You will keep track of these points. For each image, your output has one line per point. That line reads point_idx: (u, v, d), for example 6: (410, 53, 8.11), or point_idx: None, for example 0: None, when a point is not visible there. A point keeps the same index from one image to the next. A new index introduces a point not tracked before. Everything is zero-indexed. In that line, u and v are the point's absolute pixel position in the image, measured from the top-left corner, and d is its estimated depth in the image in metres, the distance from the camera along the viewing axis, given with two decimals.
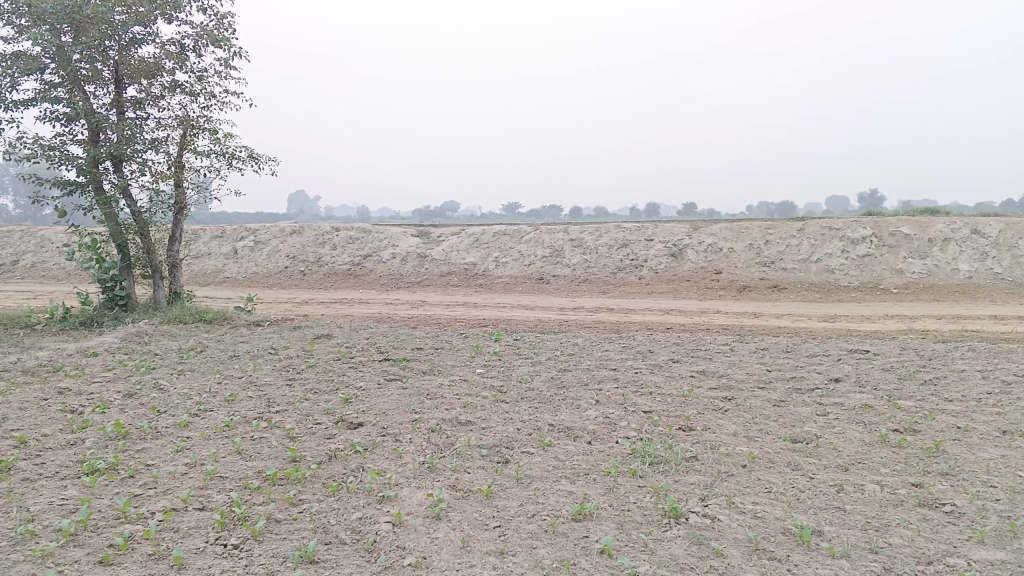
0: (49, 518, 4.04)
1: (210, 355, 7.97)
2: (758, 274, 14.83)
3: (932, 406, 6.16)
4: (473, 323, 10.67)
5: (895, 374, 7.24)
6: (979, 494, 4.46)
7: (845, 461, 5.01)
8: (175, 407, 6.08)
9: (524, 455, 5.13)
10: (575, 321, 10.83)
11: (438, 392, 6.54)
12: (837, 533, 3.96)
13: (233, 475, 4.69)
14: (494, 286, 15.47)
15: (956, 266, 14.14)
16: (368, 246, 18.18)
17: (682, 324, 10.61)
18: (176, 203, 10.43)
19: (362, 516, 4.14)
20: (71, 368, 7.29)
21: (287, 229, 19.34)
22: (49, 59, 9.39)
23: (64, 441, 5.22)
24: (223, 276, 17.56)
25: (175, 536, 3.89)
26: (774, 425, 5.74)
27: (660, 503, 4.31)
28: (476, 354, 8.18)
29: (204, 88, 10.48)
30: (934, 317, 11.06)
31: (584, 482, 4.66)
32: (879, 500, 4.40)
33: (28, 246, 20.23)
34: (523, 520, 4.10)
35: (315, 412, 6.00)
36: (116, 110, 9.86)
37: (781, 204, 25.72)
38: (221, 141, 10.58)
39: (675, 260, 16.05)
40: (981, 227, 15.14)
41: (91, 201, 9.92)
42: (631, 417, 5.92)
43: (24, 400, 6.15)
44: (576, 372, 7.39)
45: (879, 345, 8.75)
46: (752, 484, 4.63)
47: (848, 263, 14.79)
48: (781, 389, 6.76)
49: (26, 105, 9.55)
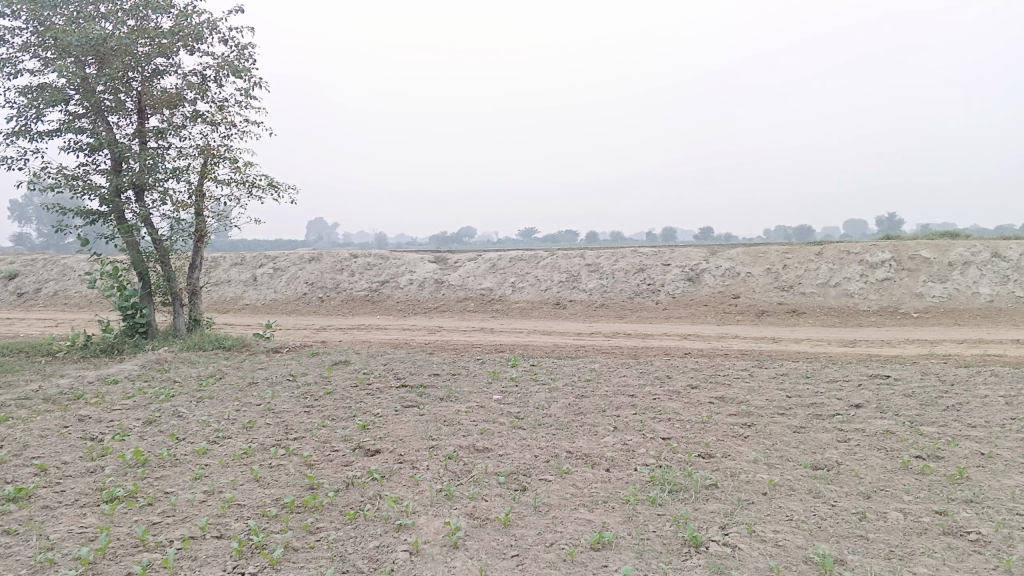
0: (68, 546, 4.06)
1: (228, 382, 8.01)
2: (776, 298, 14.76)
3: (955, 433, 6.08)
4: (490, 348, 10.67)
5: (917, 400, 7.16)
6: (1005, 522, 4.39)
7: (866, 489, 4.94)
8: (194, 434, 6.11)
9: (542, 483, 5.10)
10: (591, 347, 10.82)
11: (455, 419, 6.53)
12: (859, 562, 3.91)
13: (251, 503, 4.70)
14: (511, 311, 15.48)
15: (977, 290, 14.01)
16: (386, 273, 18.27)
17: (700, 349, 10.55)
18: (196, 231, 10.53)
19: (380, 545, 4.12)
20: (91, 395, 7.35)
21: (305, 257, 19.48)
22: (73, 91, 9.57)
23: (84, 469, 5.25)
24: (242, 303, 17.69)
25: (193, 564, 3.89)
26: (794, 451, 5.68)
27: (679, 531, 4.28)
28: (493, 380, 8.17)
29: (225, 118, 10.64)
30: (955, 341, 10.95)
31: (602, 511, 4.62)
32: (902, 528, 4.33)
33: (50, 275, 20.48)
34: (541, 549, 4.07)
35: (333, 439, 6.00)
36: (138, 140, 10.02)
37: (798, 228, 25.63)
38: (241, 170, 10.71)
39: (692, 285, 16.00)
40: (1002, 250, 15.00)
41: (113, 230, 10.04)
42: (649, 444, 5.88)
43: (44, 428, 6.19)
44: (594, 398, 7.36)
45: (899, 370, 8.66)
46: (772, 512, 4.58)
47: (867, 287, 14.68)
48: (800, 415, 6.70)
49: (51, 136, 9.73)
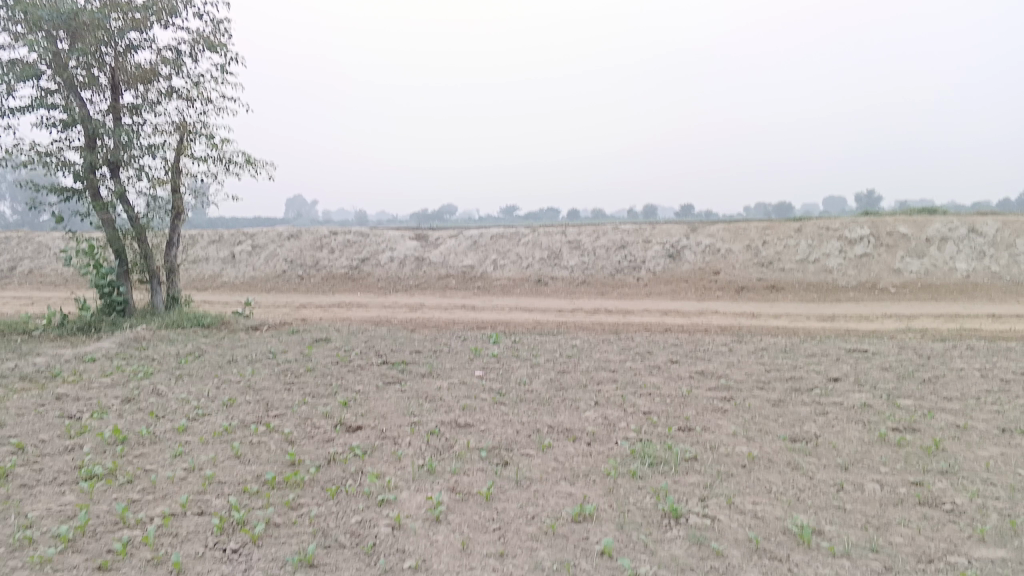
0: (47, 524, 4.03)
1: (208, 360, 7.95)
2: (756, 274, 14.85)
3: (931, 405, 6.16)
4: (471, 325, 10.67)
5: (894, 374, 7.25)
6: (979, 492, 4.46)
7: (844, 461, 5.00)
8: (174, 411, 6.07)
9: (523, 457, 5.12)
10: (572, 323, 10.84)
11: (437, 395, 6.54)
12: (837, 532, 3.96)
13: (232, 480, 4.68)
14: (493, 289, 15.47)
15: (954, 266, 14.16)
16: (366, 250, 18.16)
17: (681, 325, 10.59)
18: (173, 208, 10.40)
19: (362, 520, 4.13)
20: (68, 374, 7.28)
21: (284, 234, 19.32)
22: (45, 66, 9.38)
23: (62, 447, 5.21)
24: (221, 281, 17.56)
25: (174, 541, 3.88)
26: (773, 424, 5.73)
27: (660, 503, 4.31)
28: (475, 357, 8.17)
29: (201, 93, 10.47)
30: (931, 316, 11.07)
31: (583, 484, 4.65)
32: (878, 499, 4.39)
33: (25, 252, 20.20)
34: (522, 522, 4.09)
35: (314, 416, 5.99)
36: (113, 116, 9.85)
37: (778, 204, 25.75)
38: (218, 146, 10.57)
39: (672, 261, 16.05)
40: (979, 226, 15.14)
41: (88, 207, 9.90)
42: (630, 418, 5.91)
43: (21, 406, 6.13)
44: (575, 373, 7.38)
45: (877, 344, 8.76)
46: (751, 484, 4.63)
47: (846, 263, 14.80)
48: (779, 388, 6.77)
49: (23, 112, 9.54)
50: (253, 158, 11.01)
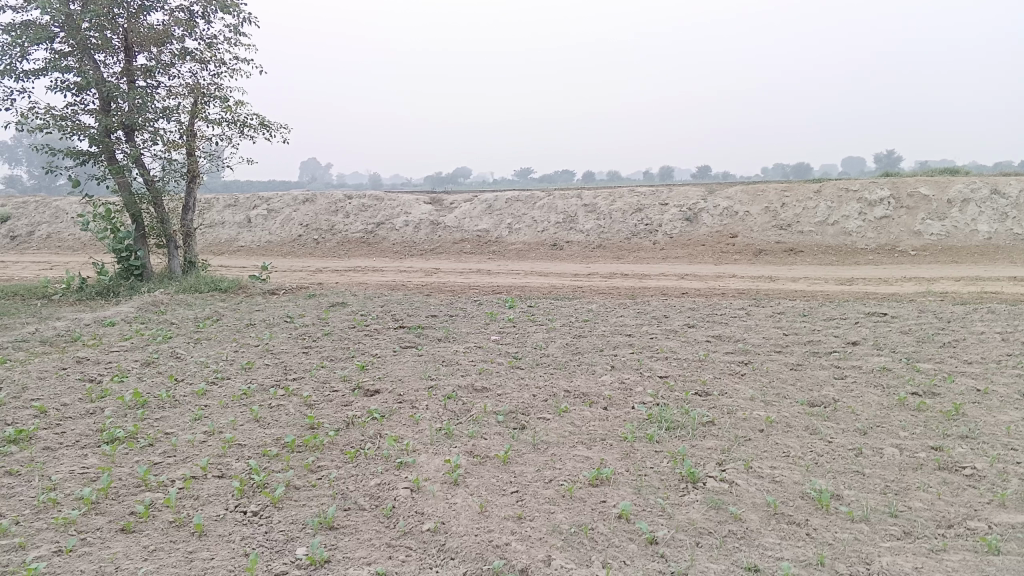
0: (71, 487, 4.08)
1: (225, 324, 7.99)
2: (774, 237, 14.73)
3: (951, 369, 6.11)
4: (486, 290, 10.65)
5: (913, 337, 7.18)
6: (999, 457, 4.43)
7: (863, 425, 4.97)
8: (193, 375, 6.12)
9: (540, 421, 5.12)
10: (588, 288, 10.80)
11: (454, 359, 6.55)
12: (856, 497, 3.95)
13: (251, 443, 4.72)
14: (508, 253, 15.43)
15: (976, 228, 13.97)
16: (381, 214, 18.12)
17: (698, 289, 10.53)
18: (188, 172, 10.38)
19: (380, 482, 4.15)
20: (88, 338, 7.34)
21: (299, 198, 19.29)
22: (58, 28, 9.33)
23: (84, 411, 5.26)
24: (238, 245, 17.61)
25: (196, 503, 3.92)
26: (791, 389, 5.71)
27: (677, 467, 4.31)
28: (490, 321, 8.16)
29: (214, 55, 10.40)
30: (952, 279, 10.93)
31: (601, 448, 4.66)
32: (898, 463, 4.37)
33: (43, 217, 20.30)
34: (540, 485, 4.11)
35: (332, 379, 6.02)
36: (126, 79, 9.80)
37: (796, 166, 25.41)
38: (232, 109, 10.52)
39: (689, 225, 15.91)
40: (1002, 187, 14.89)
41: (104, 171, 9.91)
42: (647, 382, 5.90)
43: (43, 370, 6.20)
44: (591, 337, 7.38)
45: (896, 308, 8.67)
46: (770, 448, 4.61)
47: (865, 225, 14.62)
48: (797, 352, 6.74)
49: (37, 75, 9.52)
50: (266, 122, 10.95)
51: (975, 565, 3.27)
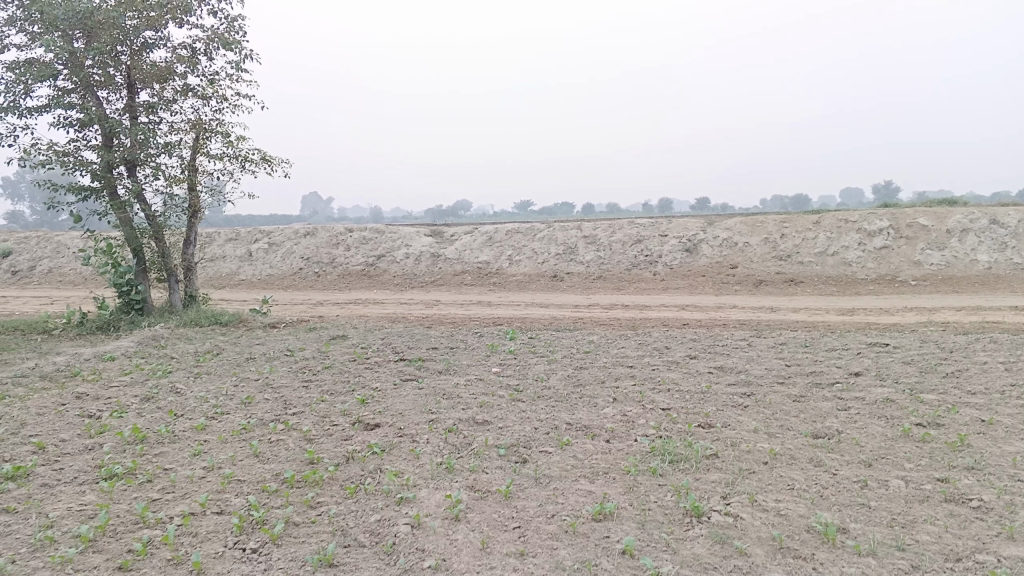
0: (68, 524, 4.04)
1: (226, 358, 7.97)
2: (774, 268, 14.74)
3: (955, 400, 6.08)
4: (487, 322, 10.64)
5: (916, 367, 7.15)
6: (1006, 489, 4.38)
7: (867, 457, 4.94)
8: (192, 410, 6.09)
9: (542, 455, 5.08)
10: (589, 319, 10.78)
11: (455, 392, 6.51)
12: (862, 530, 3.90)
13: (251, 479, 4.68)
14: (508, 285, 15.46)
15: (975, 257, 14.00)
16: (382, 247, 18.15)
17: (699, 320, 10.51)
18: (190, 207, 10.41)
19: (381, 518, 4.11)
20: (88, 373, 7.31)
21: (300, 231, 19.34)
22: (62, 66, 9.42)
23: (82, 447, 5.22)
24: (238, 279, 17.65)
25: (194, 540, 3.87)
26: (794, 420, 5.68)
27: (681, 501, 4.27)
28: (491, 353, 8.14)
29: (216, 91, 10.49)
30: (953, 309, 10.93)
31: (603, 482, 4.61)
32: (904, 496, 4.33)
33: (44, 252, 20.34)
34: (542, 521, 4.06)
35: (332, 413, 5.98)
36: (129, 115, 9.88)
37: (796, 196, 25.51)
38: (234, 144, 10.59)
39: (689, 256, 15.93)
40: (1000, 217, 14.93)
41: (106, 206, 9.95)
42: (649, 414, 5.87)
43: (42, 405, 6.16)
44: (592, 369, 7.34)
45: (898, 338, 8.65)
46: (774, 481, 4.57)
47: (865, 256, 14.64)
48: (800, 383, 6.70)
49: (40, 112, 9.60)
50: (268, 156, 11.01)
51: None
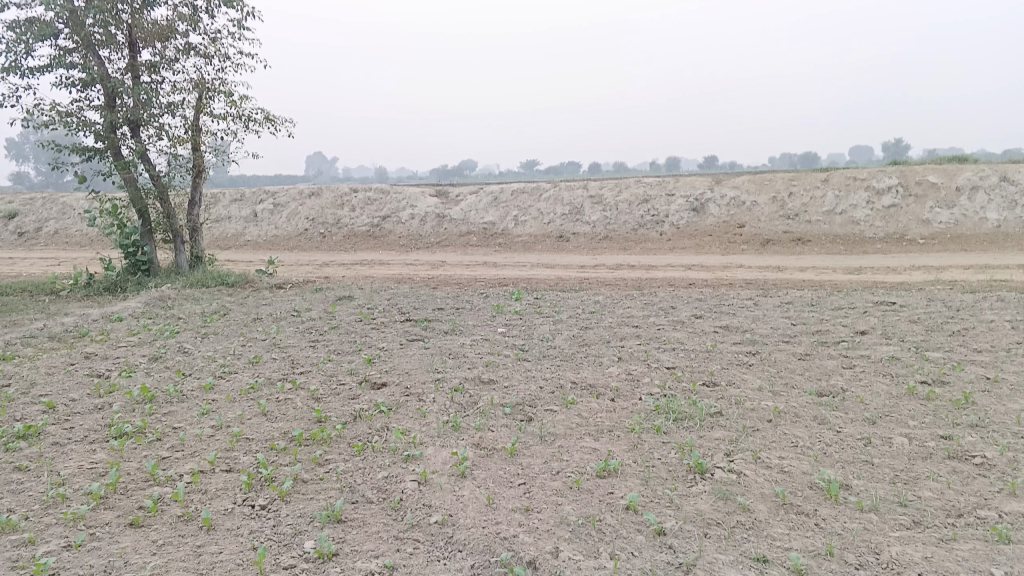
0: (79, 482, 4.10)
1: (233, 318, 8.01)
2: (782, 227, 14.66)
3: (961, 358, 6.08)
4: (493, 282, 10.65)
5: (922, 326, 7.14)
6: (1009, 446, 4.40)
7: (871, 415, 4.95)
8: (200, 369, 6.14)
9: (548, 413, 5.11)
10: (595, 279, 10.76)
11: (461, 352, 6.54)
12: (864, 487, 3.93)
13: (259, 437, 4.73)
14: (514, 245, 15.43)
15: (985, 216, 13.90)
16: (387, 207, 18.10)
17: (705, 280, 10.48)
18: (194, 167, 10.37)
19: (388, 475, 4.16)
20: (96, 333, 7.36)
21: (305, 192, 19.27)
22: (62, 25, 9.33)
23: (92, 406, 5.28)
24: (244, 240, 17.67)
25: (203, 497, 3.93)
26: (799, 378, 5.69)
27: (685, 459, 4.30)
28: (497, 314, 8.16)
29: (218, 50, 10.39)
30: (961, 267, 10.87)
31: (608, 439, 4.64)
32: (907, 453, 4.35)
33: (50, 213, 20.36)
34: (547, 477, 4.10)
35: (339, 373, 6.02)
36: (131, 75, 9.80)
37: (804, 154, 25.26)
38: (237, 103, 10.51)
39: (696, 215, 15.84)
40: (1011, 174, 14.78)
41: (110, 167, 9.92)
42: (654, 373, 5.89)
43: (51, 365, 6.22)
44: (598, 329, 7.35)
45: (905, 297, 8.62)
46: (777, 439, 4.59)
47: (873, 214, 14.54)
48: (805, 342, 6.71)
49: (42, 72, 9.53)
50: (271, 116, 10.94)
51: (986, 555, 3.25)
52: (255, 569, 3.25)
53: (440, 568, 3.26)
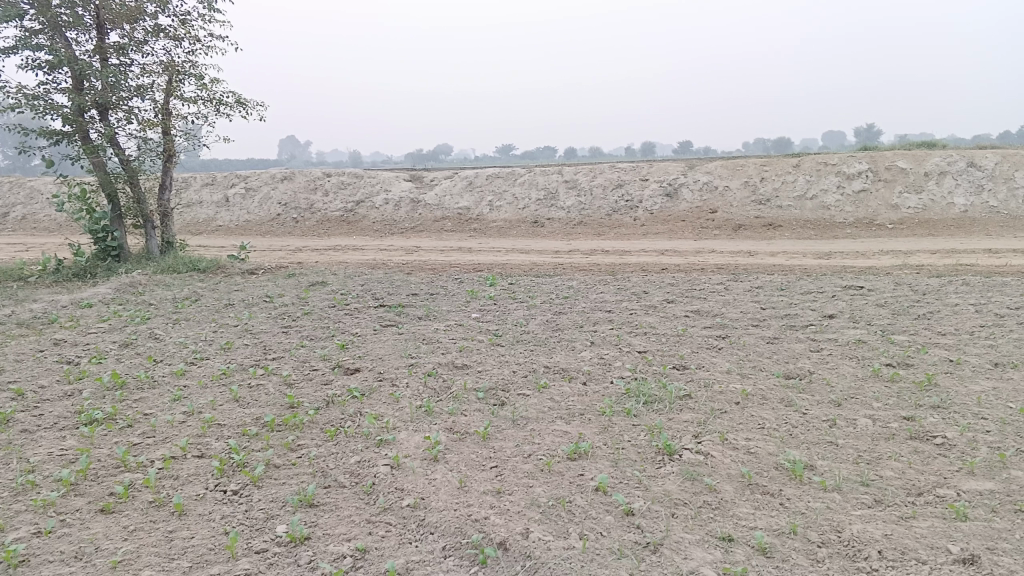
0: (49, 468, 4.08)
1: (205, 304, 7.95)
2: (754, 212, 14.81)
3: (925, 340, 6.22)
4: (467, 267, 10.67)
5: (889, 310, 7.27)
6: (969, 426, 4.51)
7: (837, 397, 5.05)
8: (172, 355, 6.11)
9: (520, 397, 5.16)
10: (569, 264, 10.83)
11: (434, 337, 6.57)
12: (829, 467, 4.02)
13: (231, 423, 4.72)
14: (489, 230, 15.44)
15: (952, 201, 14.14)
16: (361, 192, 18.00)
17: (677, 265, 10.57)
18: (164, 151, 10.23)
19: (361, 460, 4.18)
20: (66, 320, 7.28)
21: (277, 176, 19.10)
22: (28, 5, 9.16)
23: (62, 393, 5.24)
24: (216, 225, 17.51)
25: (176, 483, 3.93)
26: (767, 361, 5.78)
27: (654, 440, 4.37)
28: (471, 299, 8.19)
29: (188, 32, 10.25)
30: (929, 252, 11.06)
31: (579, 422, 4.70)
32: (871, 433, 4.45)
33: (17, 198, 19.99)
34: (519, 460, 4.15)
35: (312, 358, 6.02)
36: (99, 57, 9.65)
37: (777, 139, 25.43)
38: (208, 87, 10.39)
39: (669, 200, 15.92)
40: (978, 159, 15.02)
41: (78, 151, 9.77)
42: (625, 357, 5.96)
43: (19, 352, 6.15)
44: (571, 314, 7.41)
45: (873, 281, 8.79)
46: (745, 421, 4.68)
47: (844, 199, 14.72)
48: (774, 325, 6.81)
49: (7, 53, 9.35)
50: (243, 99, 10.82)
51: (943, 531, 3.35)
52: (227, 553, 3.28)
53: (412, 550, 3.30)
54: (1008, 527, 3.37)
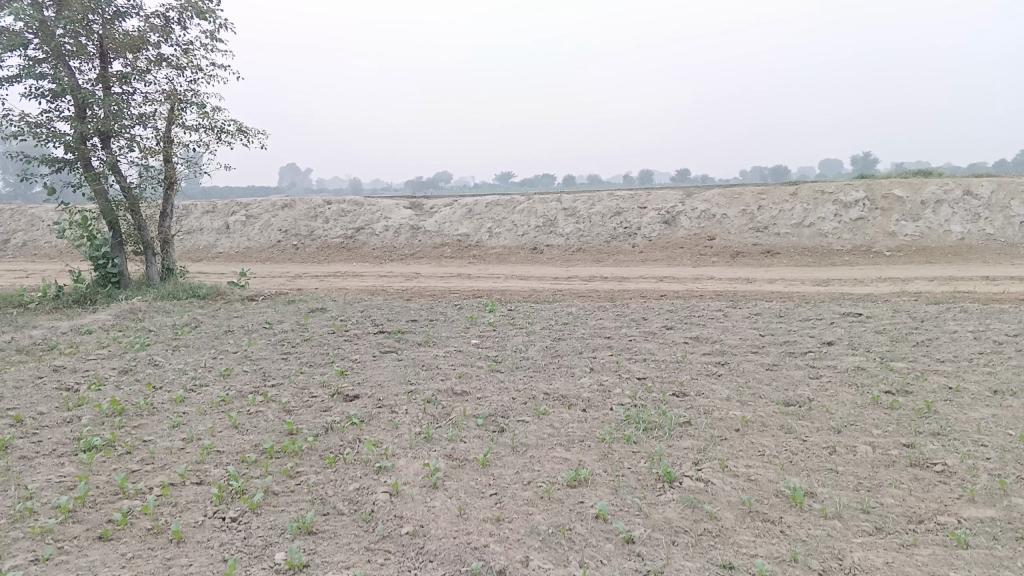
0: (47, 495, 4.07)
1: (204, 331, 7.96)
2: (752, 239, 14.88)
3: (923, 367, 6.22)
4: (466, 294, 10.69)
5: (887, 337, 7.28)
6: (969, 454, 4.51)
7: (837, 423, 5.05)
8: (171, 382, 6.11)
9: (519, 424, 5.15)
10: (568, 291, 10.85)
11: (433, 363, 6.57)
12: (829, 494, 4.01)
13: (230, 450, 4.71)
14: (488, 257, 15.48)
15: (949, 228, 14.21)
16: (361, 219, 18.07)
17: (676, 291, 10.60)
18: (166, 179, 10.30)
19: (360, 487, 4.17)
20: (65, 346, 7.28)
21: (277, 203, 19.18)
22: (32, 35, 9.26)
23: (60, 420, 5.23)
24: (216, 252, 17.55)
25: (174, 510, 3.92)
26: (766, 388, 5.78)
27: (653, 467, 4.36)
28: (470, 325, 8.20)
29: (191, 61, 10.36)
30: (926, 279, 11.09)
31: (578, 449, 4.69)
32: (871, 460, 4.44)
33: (19, 225, 20.06)
34: (518, 487, 4.14)
35: (311, 385, 6.02)
36: (102, 85, 9.74)
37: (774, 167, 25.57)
38: (209, 115, 10.47)
39: (668, 227, 16.00)
40: (974, 187, 15.11)
41: (80, 178, 9.83)
42: (624, 384, 5.96)
43: (18, 378, 6.15)
44: (570, 340, 7.41)
45: (871, 308, 8.80)
46: (745, 447, 4.67)
47: (841, 227, 14.79)
48: (773, 352, 6.82)
49: (11, 82, 9.44)
50: (244, 127, 10.91)
51: (944, 559, 3.34)
52: None
53: None
54: (1009, 555, 3.36)
